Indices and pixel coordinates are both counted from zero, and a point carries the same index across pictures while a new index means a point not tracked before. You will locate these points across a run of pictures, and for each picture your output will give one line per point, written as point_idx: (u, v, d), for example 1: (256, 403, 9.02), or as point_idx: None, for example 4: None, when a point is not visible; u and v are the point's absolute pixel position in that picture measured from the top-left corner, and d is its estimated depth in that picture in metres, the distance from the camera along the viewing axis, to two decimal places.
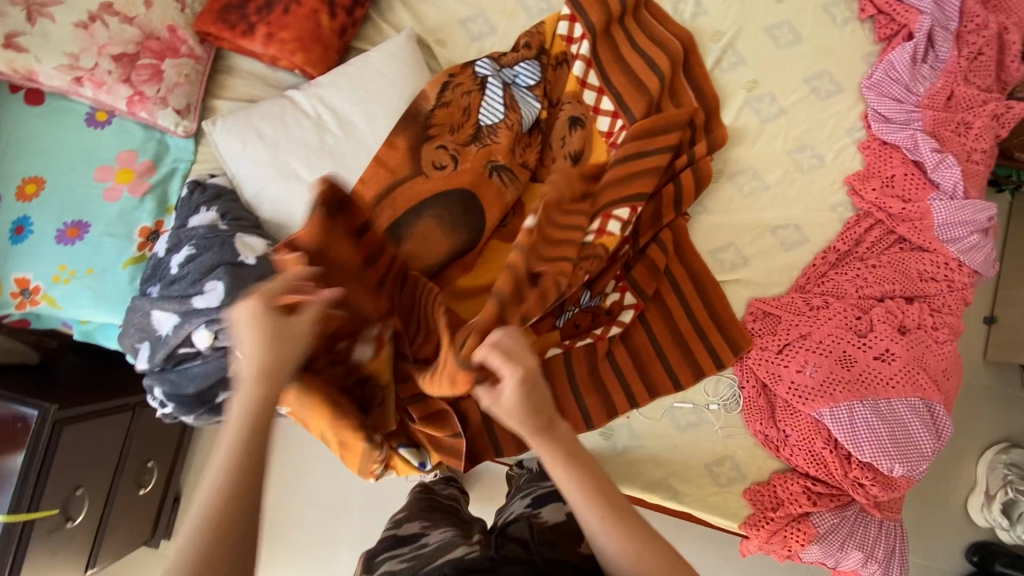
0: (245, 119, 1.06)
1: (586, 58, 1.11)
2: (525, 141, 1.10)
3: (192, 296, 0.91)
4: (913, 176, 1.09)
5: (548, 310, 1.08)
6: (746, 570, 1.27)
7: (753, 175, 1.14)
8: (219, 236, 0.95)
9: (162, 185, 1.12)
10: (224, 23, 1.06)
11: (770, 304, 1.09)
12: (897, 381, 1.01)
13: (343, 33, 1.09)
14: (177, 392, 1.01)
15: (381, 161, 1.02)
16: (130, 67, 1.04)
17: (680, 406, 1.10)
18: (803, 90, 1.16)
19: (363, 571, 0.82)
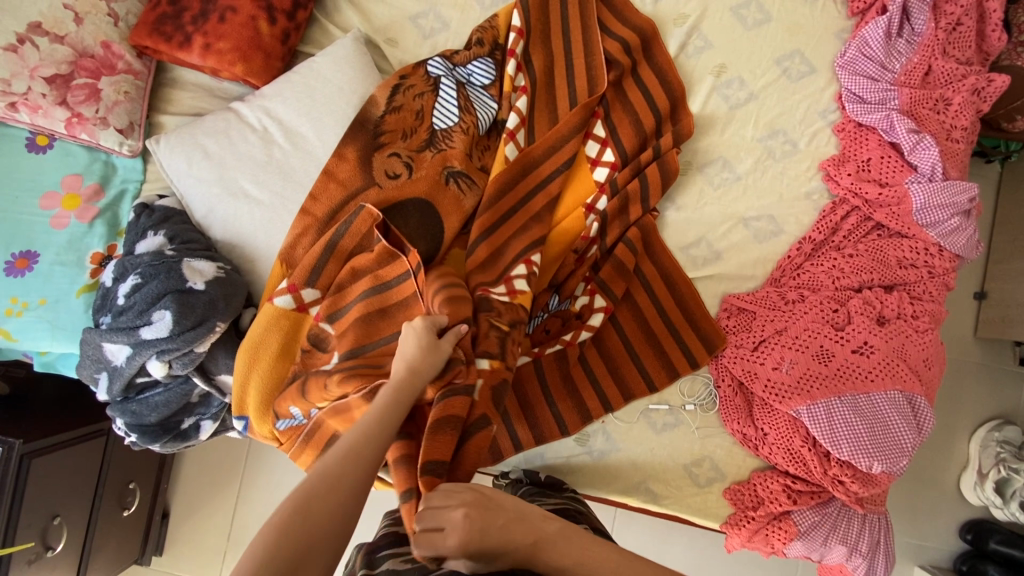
0: (189, 136, 1.02)
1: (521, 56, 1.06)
2: (483, 144, 1.06)
3: (140, 327, 0.88)
4: (890, 158, 1.04)
5: None
6: (733, 563, 1.26)
7: (723, 165, 1.09)
8: (165, 262, 0.91)
9: (112, 209, 1.08)
10: (160, 36, 1.01)
11: (745, 300, 1.05)
12: (875, 375, 0.98)
13: (286, 39, 1.04)
14: (139, 421, 0.99)
15: (331, 173, 0.97)
16: (65, 88, 0.99)
17: (657, 408, 1.06)
18: (773, 73, 1.10)
19: (363, 564, 0.80)
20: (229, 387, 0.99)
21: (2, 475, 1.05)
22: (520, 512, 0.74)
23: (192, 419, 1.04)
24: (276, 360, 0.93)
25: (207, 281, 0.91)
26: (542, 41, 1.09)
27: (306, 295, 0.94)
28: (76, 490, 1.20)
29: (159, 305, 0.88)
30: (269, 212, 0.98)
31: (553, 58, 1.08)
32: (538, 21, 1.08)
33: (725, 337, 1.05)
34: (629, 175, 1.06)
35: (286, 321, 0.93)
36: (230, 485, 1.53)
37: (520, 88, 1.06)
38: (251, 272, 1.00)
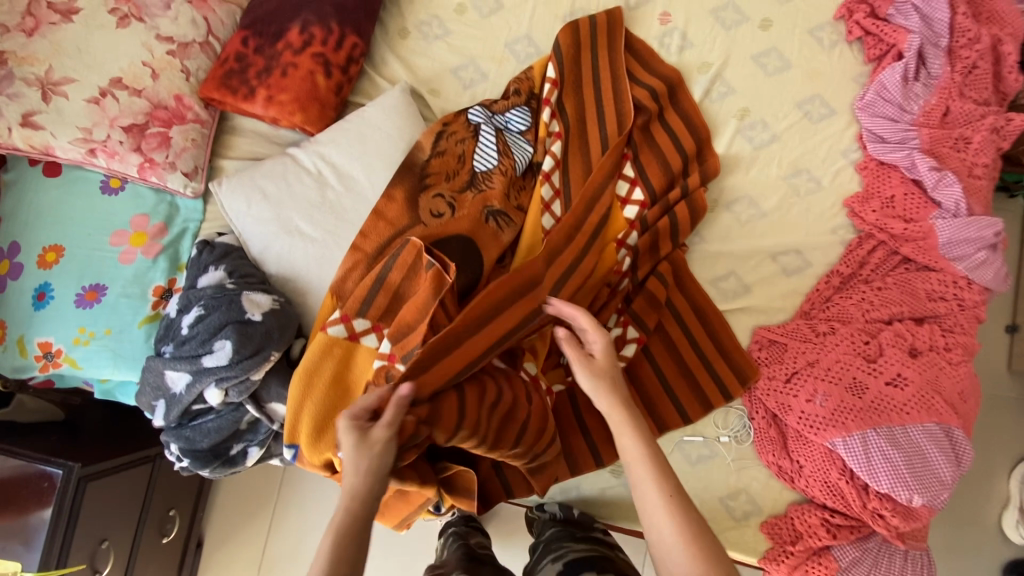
0: (249, 179, 1.10)
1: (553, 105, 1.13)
2: (520, 184, 1.12)
3: (201, 355, 0.94)
4: (913, 195, 1.08)
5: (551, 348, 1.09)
6: None
7: (750, 203, 1.14)
8: (226, 295, 0.97)
9: (174, 245, 1.16)
10: (227, 89, 1.11)
11: (776, 332, 1.07)
12: (911, 407, 0.98)
13: (340, 90, 1.13)
14: (192, 447, 1.04)
15: (380, 212, 1.04)
16: (140, 136, 1.09)
17: (691, 440, 1.08)
18: (795, 115, 1.16)
19: None
20: (278, 414, 1.03)
21: (60, 498, 1.09)
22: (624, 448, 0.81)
23: (240, 446, 1.08)
24: (331, 391, 0.97)
25: (264, 312, 0.97)
26: (572, 89, 1.16)
27: (356, 326, 0.99)
28: (123, 516, 1.24)
29: (219, 335, 0.94)
30: (322, 248, 1.05)
31: (579, 106, 1.16)
32: (571, 72, 1.16)
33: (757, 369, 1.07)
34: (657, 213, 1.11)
35: (338, 351, 0.98)
36: (263, 514, 1.56)
37: (555, 133, 1.12)
38: (302, 304, 1.06)
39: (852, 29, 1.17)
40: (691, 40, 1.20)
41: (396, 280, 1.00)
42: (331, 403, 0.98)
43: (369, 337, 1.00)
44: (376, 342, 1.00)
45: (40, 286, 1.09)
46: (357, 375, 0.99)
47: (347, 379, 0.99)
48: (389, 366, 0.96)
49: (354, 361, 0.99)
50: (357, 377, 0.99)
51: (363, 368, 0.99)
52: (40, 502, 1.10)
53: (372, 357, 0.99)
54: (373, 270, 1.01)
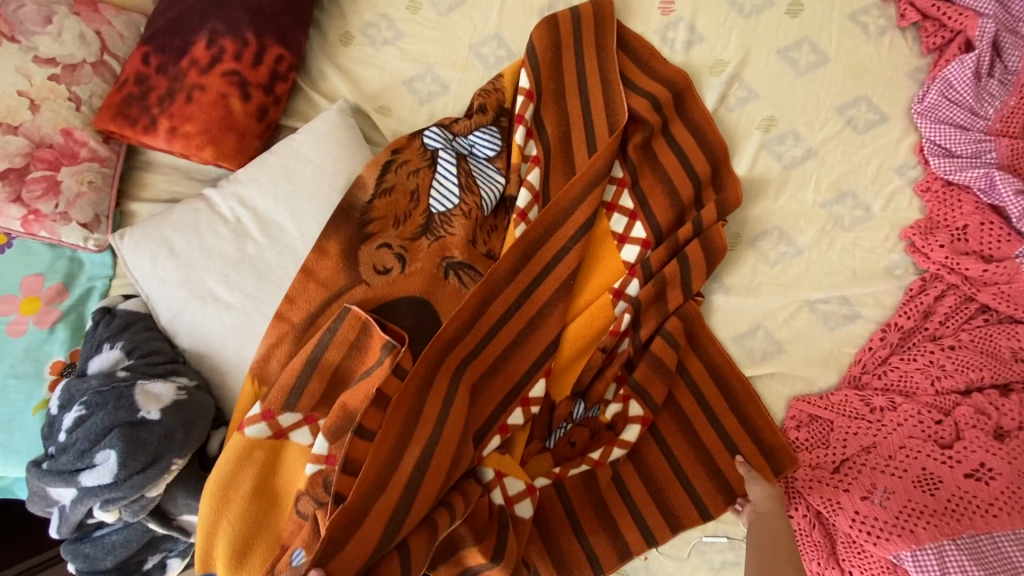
0: (155, 230, 0.89)
1: (528, 124, 0.91)
2: (489, 225, 0.90)
3: (80, 471, 0.73)
4: (993, 225, 0.84)
5: (533, 429, 0.88)
6: None
7: (780, 237, 0.90)
8: (115, 387, 0.77)
9: (76, 309, 0.96)
10: (125, 120, 0.90)
11: (819, 405, 0.84)
12: (999, 508, 0.76)
13: (263, 115, 0.91)
14: (93, 567, 0.84)
15: (310, 271, 0.82)
16: (19, 183, 0.89)
17: (712, 542, 0.86)
18: (835, 124, 0.92)
19: None
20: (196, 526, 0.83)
21: None
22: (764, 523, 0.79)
23: (156, 557, 0.88)
24: (256, 506, 0.77)
25: (163, 408, 0.77)
26: (551, 102, 0.93)
27: (283, 421, 0.78)
28: None
29: (103, 444, 0.73)
30: (241, 318, 0.84)
31: (559, 123, 0.93)
32: (550, 82, 0.93)
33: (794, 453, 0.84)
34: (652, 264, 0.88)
35: (260, 456, 0.77)
36: None
37: (531, 157, 0.90)
38: (221, 385, 0.85)
39: (906, 12, 0.92)
40: (700, 33, 0.96)
41: (334, 359, 0.79)
42: (256, 520, 0.77)
43: (300, 433, 0.79)
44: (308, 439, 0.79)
45: None
46: (288, 483, 0.79)
47: (275, 488, 0.79)
48: (328, 472, 0.76)
49: (283, 468, 0.79)
50: (288, 486, 0.79)
51: (294, 474, 0.79)
52: None
53: (304, 458, 0.79)
54: (304, 347, 0.80)
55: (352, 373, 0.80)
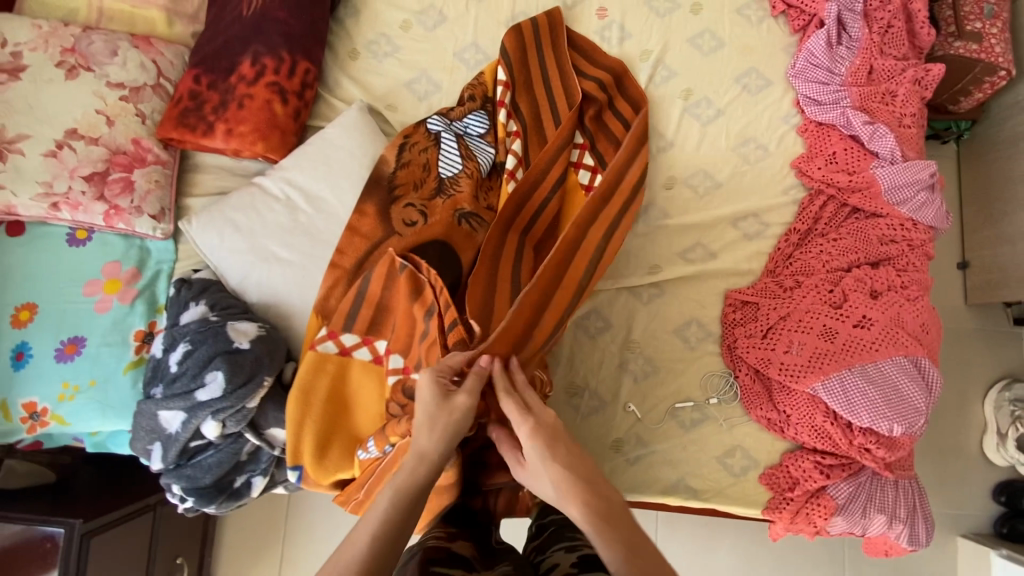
0: (218, 213, 1.11)
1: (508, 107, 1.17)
2: (487, 185, 1.15)
3: (195, 390, 0.95)
4: (853, 150, 1.16)
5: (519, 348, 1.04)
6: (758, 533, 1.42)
7: (706, 175, 1.20)
8: (211, 327, 0.99)
9: (149, 288, 1.16)
10: (185, 127, 1.12)
11: (747, 293, 1.13)
12: (879, 344, 1.04)
13: (298, 116, 1.15)
14: (195, 484, 1.04)
15: (354, 228, 1.06)
16: (102, 184, 1.09)
17: (682, 407, 1.12)
18: (735, 89, 1.23)
19: None
20: (277, 440, 1.04)
21: (65, 556, 1.08)
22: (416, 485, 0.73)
23: (243, 477, 1.08)
24: (331, 409, 0.99)
25: (251, 340, 0.99)
26: (523, 91, 1.20)
27: (346, 341, 1.00)
28: (130, 569, 1.22)
29: (211, 367, 0.95)
30: (301, 271, 1.07)
31: (531, 105, 1.20)
32: (520, 74, 1.19)
33: (733, 331, 1.12)
34: (640, 187, 1.10)
35: (331, 367, 0.99)
36: (272, 553, 1.53)
37: (513, 132, 1.16)
38: (288, 328, 1.07)
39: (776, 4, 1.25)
40: (629, 31, 1.26)
41: (376, 292, 1.00)
42: (333, 418, 0.99)
43: (360, 351, 1.01)
44: (367, 356, 1.01)
45: (17, 346, 1.09)
46: (355, 391, 1.00)
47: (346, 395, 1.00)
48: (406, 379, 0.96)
49: (355, 379, 1.00)
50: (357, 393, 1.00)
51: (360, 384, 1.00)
52: (48, 562, 1.10)
53: (367, 370, 1.00)
54: (354, 285, 1.02)
55: (391, 302, 1.01)
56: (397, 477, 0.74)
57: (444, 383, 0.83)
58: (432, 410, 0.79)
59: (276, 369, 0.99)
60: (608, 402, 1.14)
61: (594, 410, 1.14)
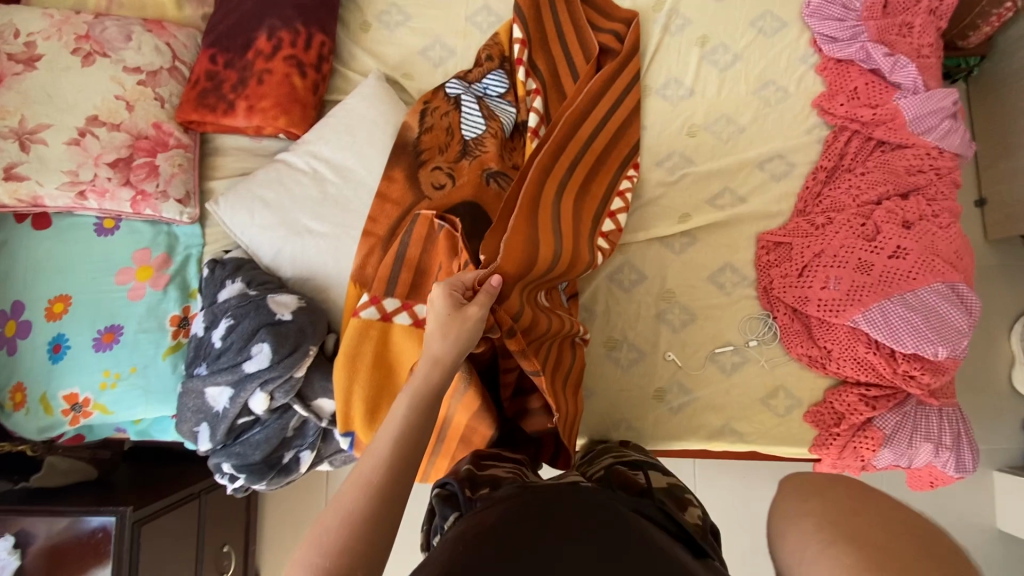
0: (246, 191, 1.10)
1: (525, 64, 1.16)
2: (511, 145, 1.15)
3: (242, 363, 0.96)
4: (874, 83, 1.15)
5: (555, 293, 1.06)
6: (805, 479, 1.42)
7: (727, 121, 1.19)
8: (252, 301, 0.99)
9: (181, 273, 1.15)
10: (205, 107, 1.12)
11: (779, 235, 1.13)
12: (917, 272, 1.04)
13: (317, 89, 1.14)
14: (245, 462, 1.04)
15: (384, 194, 1.06)
16: (128, 169, 1.09)
17: (722, 351, 1.12)
18: (750, 33, 1.22)
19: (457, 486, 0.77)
20: (324, 411, 1.04)
21: (118, 546, 1.07)
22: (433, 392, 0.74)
23: (291, 453, 1.08)
24: (378, 374, 0.99)
25: (292, 311, 0.99)
26: (539, 49, 1.19)
27: (387, 306, 1.00)
28: (180, 558, 1.21)
29: (256, 339, 0.96)
30: (334, 241, 1.06)
31: (548, 63, 1.20)
32: (536, 32, 1.19)
33: (768, 272, 1.13)
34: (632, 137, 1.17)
35: (374, 333, 0.99)
36: None
37: (533, 90, 1.16)
38: (326, 299, 1.07)
39: None
40: None
41: (415, 255, 1.01)
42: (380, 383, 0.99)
43: (402, 316, 1.00)
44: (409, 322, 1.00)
45: (53, 338, 1.08)
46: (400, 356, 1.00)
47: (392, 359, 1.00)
48: None
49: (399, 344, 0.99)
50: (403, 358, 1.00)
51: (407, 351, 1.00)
52: (100, 556, 1.08)
53: (409, 334, 0.99)
54: (391, 249, 1.02)
55: (430, 264, 1.01)
56: (412, 384, 0.74)
57: (459, 297, 0.82)
58: (444, 319, 0.79)
59: (320, 338, 0.99)
60: (647, 353, 1.14)
61: (634, 361, 1.14)
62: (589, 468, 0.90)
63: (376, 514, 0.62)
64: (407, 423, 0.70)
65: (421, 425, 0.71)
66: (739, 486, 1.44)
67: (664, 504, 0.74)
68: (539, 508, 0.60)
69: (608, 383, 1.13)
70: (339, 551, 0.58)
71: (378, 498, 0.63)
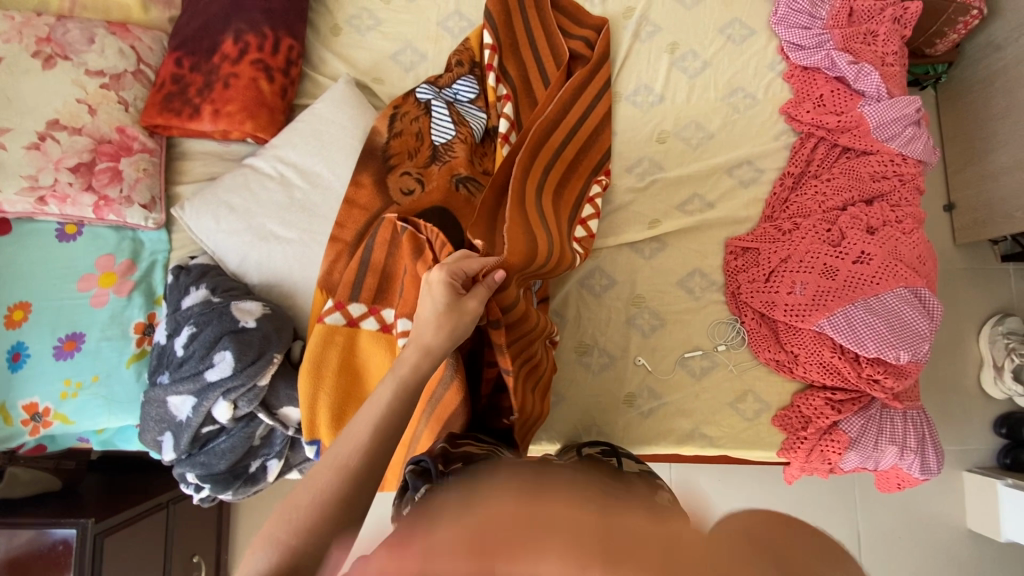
0: (211, 196, 1.09)
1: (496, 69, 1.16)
2: (481, 150, 1.14)
3: (204, 371, 0.94)
4: (839, 91, 1.17)
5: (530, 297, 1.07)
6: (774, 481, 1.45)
7: (697, 127, 1.20)
8: (215, 308, 0.97)
9: (146, 279, 1.13)
10: (170, 112, 1.10)
11: (747, 240, 1.14)
12: (880, 277, 1.06)
13: (285, 93, 1.14)
14: (210, 471, 1.03)
15: (352, 200, 1.05)
16: (90, 174, 1.07)
17: (692, 356, 1.13)
18: (719, 40, 1.23)
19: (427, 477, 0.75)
20: (291, 419, 1.03)
21: (79, 558, 1.05)
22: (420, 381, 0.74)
23: (258, 461, 1.07)
24: (345, 381, 0.98)
25: (257, 318, 0.97)
26: (511, 54, 1.19)
27: (352, 311, 0.99)
28: (147, 569, 1.19)
29: (218, 347, 0.95)
30: (301, 247, 1.05)
31: (519, 68, 1.20)
32: (507, 37, 1.19)
33: (736, 277, 1.13)
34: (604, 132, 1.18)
35: (340, 339, 0.98)
36: None
37: (503, 95, 1.16)
38: (293, 306, 1.06)
39: None
40: None
41: (380, 259, 1.01)
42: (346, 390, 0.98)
43: (369, 321, 1.00)
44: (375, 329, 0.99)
45: (12, 347, 1.05)
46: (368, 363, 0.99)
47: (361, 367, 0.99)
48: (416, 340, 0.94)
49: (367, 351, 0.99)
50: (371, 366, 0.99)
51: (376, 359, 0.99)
52: (61, 568, 1.05)
53: (376, 339, 0.99)
54: (357, 255, 1.02)
55: (396, 268, 1.01)
56: (398, 367, 0.74)
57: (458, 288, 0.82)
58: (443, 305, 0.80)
59: (285, 346, 0.98)
60: (618, 358, 1.14)
61: (605, 366, 1.14)
62: (566, 453, 0.90)
63: (348, 495, 0.62)
64: (390, 410, 0.69)
65: (403, 411, 0.70)
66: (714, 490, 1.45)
67: (640, 486, 0.74)
68: (507, 480, 0.60)
69: (579, 388, 1.13)
70: (307, 529, 0.58)
71: (349, 478, 0.63)
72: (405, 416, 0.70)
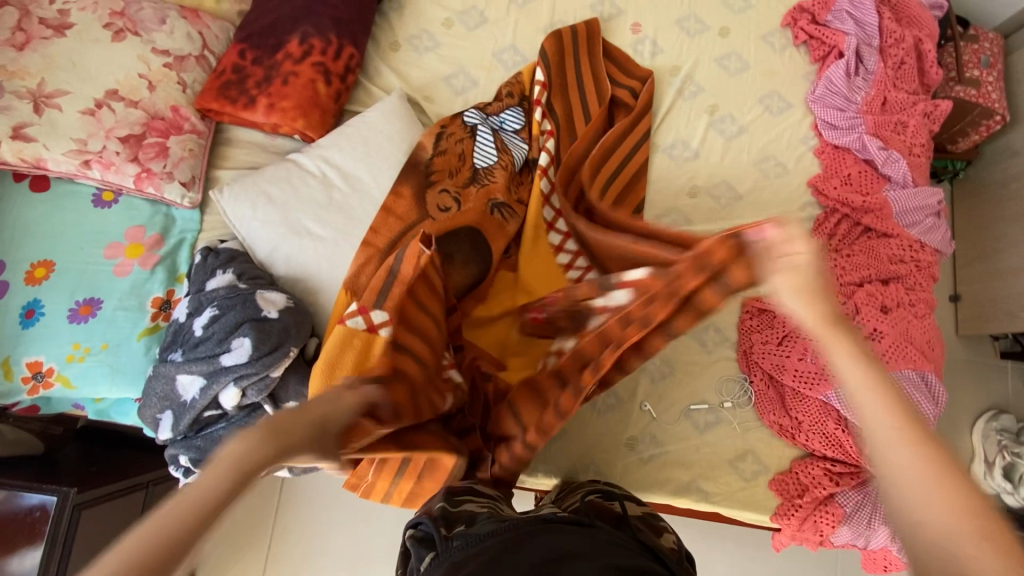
0: (252, 184, 1.11)
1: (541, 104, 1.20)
2: (518, 179, 1.18)
3: (219, 355, 0.94)
4: (867, 173, 1.22)
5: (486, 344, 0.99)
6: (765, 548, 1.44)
7: (727, 187, 1.24)
8: (240, 294, 0.98)
9: (171, 256, 1.14)
10: (226, 98, 1.14)
11: (764, 302, 1.16)
12: (889, 356, 1.08)
13: (339, 98, 1.17)
14: (203, 457, 1.01)
15: (389, 208, 1.08)
16: (137, 147, 1.09)
17: (697, 408, 1.14)
18: (757, 109, 1.29)
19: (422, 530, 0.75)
20: None
21: (54, 528, 1.02)
22: (293, 425, 0.61)
23: None
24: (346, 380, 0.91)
25: (279, 310, 0.98)
26: (559, 91, 1.24)
27: (374, 318, 0.93)
28: None
29: (237, 333, 0.95)
30: (332, 247, 1.07)
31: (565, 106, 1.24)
32: (557, 78, 1.24)
33: (750, 336, 1.16)
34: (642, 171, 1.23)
35: (358, 343, 0.91)
36: (259, 542, 1.45)
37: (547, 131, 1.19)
38: (315, 302, 1.07)
39: (798, 34, 1.32)
40: (661, 47, 1.32)
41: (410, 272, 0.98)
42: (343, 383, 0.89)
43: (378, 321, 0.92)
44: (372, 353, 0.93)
45: (28, 303, 1.05)
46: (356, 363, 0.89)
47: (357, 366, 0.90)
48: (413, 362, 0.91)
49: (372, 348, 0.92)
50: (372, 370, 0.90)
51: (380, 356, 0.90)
52: (32, 536, 1.02)
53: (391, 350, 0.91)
54: (385, 262, 1.02)
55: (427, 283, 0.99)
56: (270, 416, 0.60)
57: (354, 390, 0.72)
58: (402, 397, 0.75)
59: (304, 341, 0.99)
60: (624, 400, 1.15)
61: (610, 407, 1.14)
62: (567, 497, 0.90)
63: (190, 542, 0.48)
64: (253, 454, 0.55)
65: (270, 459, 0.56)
66: (696, 546, 1.44)
67: (646, 535, 0.75)
68: (513, 558, 0.62)
69: (581, 424, 1.14)
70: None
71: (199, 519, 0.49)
72: (265, 450, 0.56)
